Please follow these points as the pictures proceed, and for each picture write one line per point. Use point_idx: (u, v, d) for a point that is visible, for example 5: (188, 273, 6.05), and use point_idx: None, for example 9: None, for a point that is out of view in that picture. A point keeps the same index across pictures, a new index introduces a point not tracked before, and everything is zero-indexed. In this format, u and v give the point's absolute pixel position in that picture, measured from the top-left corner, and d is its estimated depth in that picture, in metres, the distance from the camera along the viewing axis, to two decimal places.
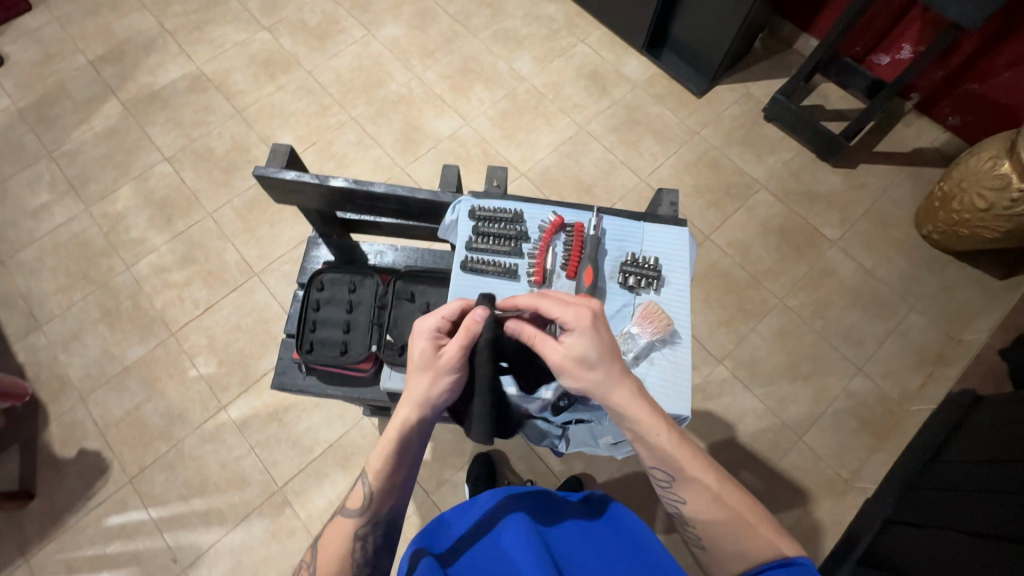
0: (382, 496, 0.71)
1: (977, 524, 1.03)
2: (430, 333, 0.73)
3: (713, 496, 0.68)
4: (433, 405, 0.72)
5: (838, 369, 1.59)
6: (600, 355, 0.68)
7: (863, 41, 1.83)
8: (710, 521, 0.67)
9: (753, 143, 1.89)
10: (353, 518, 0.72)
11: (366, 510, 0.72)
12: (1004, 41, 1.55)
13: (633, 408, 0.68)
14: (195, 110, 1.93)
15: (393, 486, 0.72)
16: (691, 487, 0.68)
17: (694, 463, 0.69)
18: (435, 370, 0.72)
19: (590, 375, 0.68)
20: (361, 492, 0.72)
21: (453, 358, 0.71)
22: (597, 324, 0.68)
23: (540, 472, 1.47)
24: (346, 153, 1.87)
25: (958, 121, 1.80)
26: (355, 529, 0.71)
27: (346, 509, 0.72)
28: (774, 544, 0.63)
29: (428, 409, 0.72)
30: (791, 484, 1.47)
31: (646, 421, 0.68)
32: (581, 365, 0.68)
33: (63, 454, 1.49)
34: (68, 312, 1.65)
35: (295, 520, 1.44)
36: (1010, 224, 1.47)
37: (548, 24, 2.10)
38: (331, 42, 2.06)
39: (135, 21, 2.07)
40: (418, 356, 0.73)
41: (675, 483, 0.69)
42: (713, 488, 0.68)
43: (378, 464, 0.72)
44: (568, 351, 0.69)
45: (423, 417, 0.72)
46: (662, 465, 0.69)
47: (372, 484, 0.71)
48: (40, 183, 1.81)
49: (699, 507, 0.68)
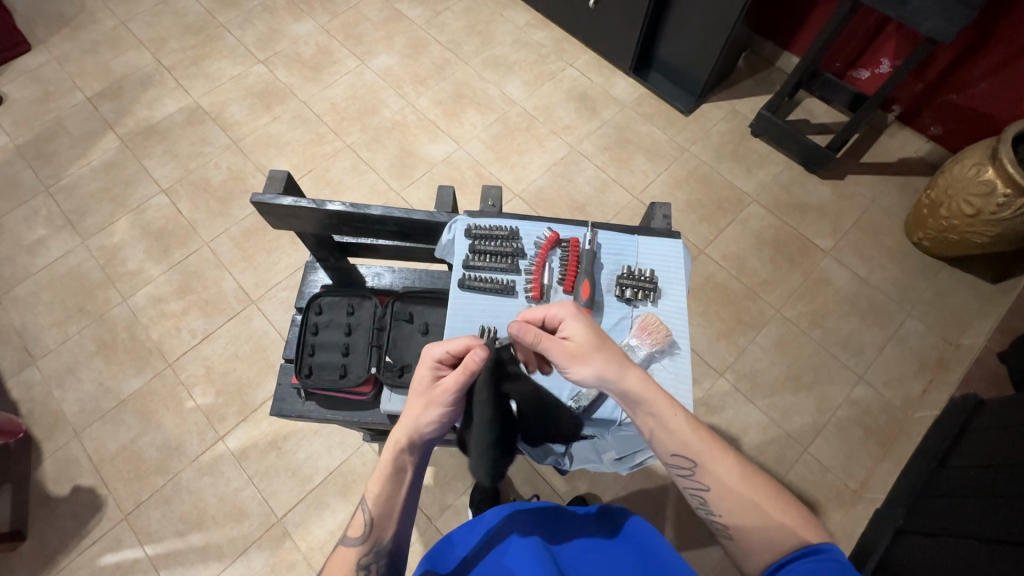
0: (382, 521, 0.70)
1: (989, 531, 1.01)
2: (435, 361, 0.75)
3: (737, 479, 0.67)
4: (427, 428, 0.73)
5: (839, 378, 1.59)
6: (597, 337, 0.72)
7: (843, 57, 1.89)
8: (735, 507, 0.66)
9: (742, 158, 1.92)
10: (355, 547, 0.69)
11: (368, 538, 0.69)
12: (978, 53, 1.60)
13: (648, 393, 0.69)
14: (192, 142, 1.96)
15: (392, 511, 0.71)
16: (715, 470, 0.68)
17: (713, 447, 0.69)
18: (430, 393, 0.73)
19: (596, 356, 0.71)
20: (361, 519, 0.71)
21: (449, 388, 0.72)
22: (577, 312, 0.73)
23: (546, 493, 1.45)
24: (342, 180, 1.89)
25: (939, 130, 1.83)
26: (358, 558, 0.68)
27: (347, 538, 0.70)
28: (796, 533, 0.62)
29: (424, 433, 0.73)
30: (800, 497, 1.45)
31: (664, 405, 0.69)
32: (583, 351, 0.71)
33: (56, 492, 1.46)
34: (63, 346, 1.64)
35: (295, 552, 1.40)
36: (998, 228, 1.49)
37: (537, 49, 2.16)
38: (325, 72, 2.10)
39: (133, 58, 2.11)
40: (420, 381, 0.75)
41: (697, 469, 0.68)
42: (736, 472, 0.68)
43: (377, 488, 0.72)
44: (573, 338, 0.72)
45: (421, 440, 0.73)
46: (682, 450, 0.68)
47: (372, 510, 0.70)
48: (37, 218, 1.82)
49: (723, 493, 0.67)
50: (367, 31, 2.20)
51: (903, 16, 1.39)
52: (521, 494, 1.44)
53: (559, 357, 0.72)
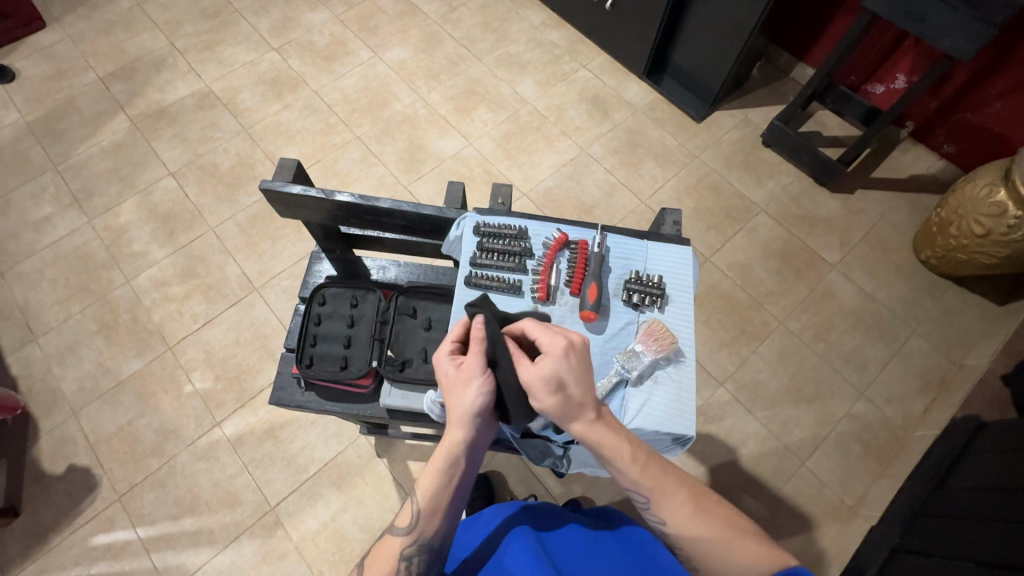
0: (430, 515, 0.70)
1: (985, 554, 1.00)
2: (448, 355, 0.75)
3: (691, 511, 0.67)
4: (473, 416, 0.70)
5: (840, 394, 1.58)
6: (564, 379, 0.67)
7: (858, 71, 1.87)
8: (694, 541, 0.66)
9: (753, 168, 1.91)
10: (401, 537, 0.70)
11: (413, 528, 0.70)
12: (995, 73, 1.59)
13: (595, 435, 0.68)
14: (202, 126, 1.96)
15: (440, 505, 0.70)
16: (668, 505, 0.68)
17: (666, 482, 0.69)
18: (462, 380, 0.71)
19: (548, 398, 0.67)
20: (409, 512, 0.70)
21: (472, 365, 0.71)
22: (569, 352, 0.67)
23: (541, 494, 1.44)
24: (351, 171, 1.89)
25: (953, 148, 1.83)
26: (402, 548, 0.69)
27: (395, 527, 0.70)
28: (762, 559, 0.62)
29: (474, 423, 0.70)
30: (795, 510, 1.44)
31: (610, 447, 0.68)
32: (540, 387, 0.67)
33: (51, 470, 1.46)
34: (64, 324, 1.64)
35: (287, 542, 1.40)
36: (1008, 250, 1.48)
37: (551, 49, 2.15)
38: (338, 63, 2.10)
39: (147, 40, 2.11)
40: (444, 377, 0.73)
41: (653, 504, 0.69)
42: (688, 506, 0.68)
43: (428, 485, 0.70)
44: (540, 371, 0.67)
45: (471, 434, 0.70)
46: (636, 487, 0.69)
47: (420, 503, 0.70)
48: (44, 196, 1.82)
49: (679, 527, 0.67)
50: (382, 23, 2.20)
51: (922, 33, 1.37)
52: (516, 494, 1.44)
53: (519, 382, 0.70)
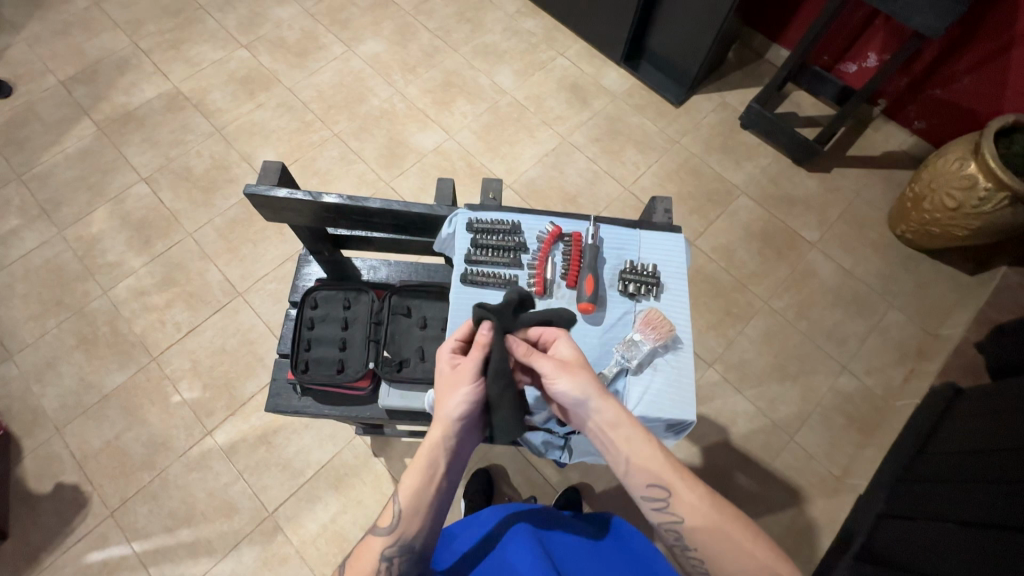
0: (410, 515, 0.70)
1: (965, 514, 1.06)
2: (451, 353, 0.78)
3: (705, 511, 0.68)
4: (457, 419, 0.72)
5: (824, 368, 1.63)
6: (580, 361, 0.74)
7: (830, 51, 1.90)
8: (708, 537, 0.68)
9: (732, 151, 1.93)
10: (382, 537, 0.70)
11: (395, 529, 0.70)
12: (962, 49, 1.63)
13: (619, 418, 0.70)
14: (172, 129, 1.90)
15: (421, 506, 0.70)
16: (685, 501, 0.69)
17: (684, 476, 0.69)
18: (454, 384, 0.73)
19: (582, 375, 0.72)
20: (391, 511, 0.71)
21: (469, 369, 0.74)
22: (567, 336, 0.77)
23: (538, 484, 1.46)
24: (330, 169, 1.86)
25: (923, 125, 1.87)
26: (383, 549, 0.70)
27: (377, 527, 0.71)
28: (770, 567, 0.64)
29: (456, 428, 0.71)
30: (786, 484, 1.49)
31: (635, 432, 0.70)
32: (573, 365, 0.74)
33: (38, 489, 1.43)
34: (41, 340, 1.59)
35: (287, 546, 1.40)
36: (979, 222, 1.53)
37: (527, 38, 2.13)
38: (311, 58, 2.05)
39: (108, 41, 2.03)
40: (442, 373, 0.76)
41: (671, 499, 0.69)
42: (704, 502, 0.69)
43: (410, 484, 0.71)
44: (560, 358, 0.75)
45: (452, 434, 0.71)
46: (655, 480, 0.69)
47: (403, 503, 0.70)
48: (9, 208, 1.75)
49: (695, 522, 0.68)
50: (353, 16, 2.15)
51: (895, 11, 1.40)
52: (515, 485, 1.45)
53: (547, 368, 0.72)
